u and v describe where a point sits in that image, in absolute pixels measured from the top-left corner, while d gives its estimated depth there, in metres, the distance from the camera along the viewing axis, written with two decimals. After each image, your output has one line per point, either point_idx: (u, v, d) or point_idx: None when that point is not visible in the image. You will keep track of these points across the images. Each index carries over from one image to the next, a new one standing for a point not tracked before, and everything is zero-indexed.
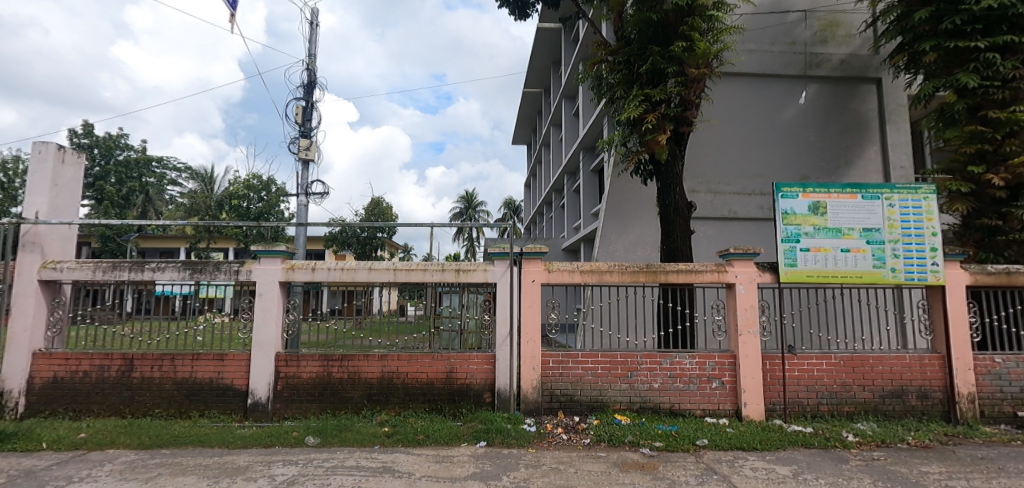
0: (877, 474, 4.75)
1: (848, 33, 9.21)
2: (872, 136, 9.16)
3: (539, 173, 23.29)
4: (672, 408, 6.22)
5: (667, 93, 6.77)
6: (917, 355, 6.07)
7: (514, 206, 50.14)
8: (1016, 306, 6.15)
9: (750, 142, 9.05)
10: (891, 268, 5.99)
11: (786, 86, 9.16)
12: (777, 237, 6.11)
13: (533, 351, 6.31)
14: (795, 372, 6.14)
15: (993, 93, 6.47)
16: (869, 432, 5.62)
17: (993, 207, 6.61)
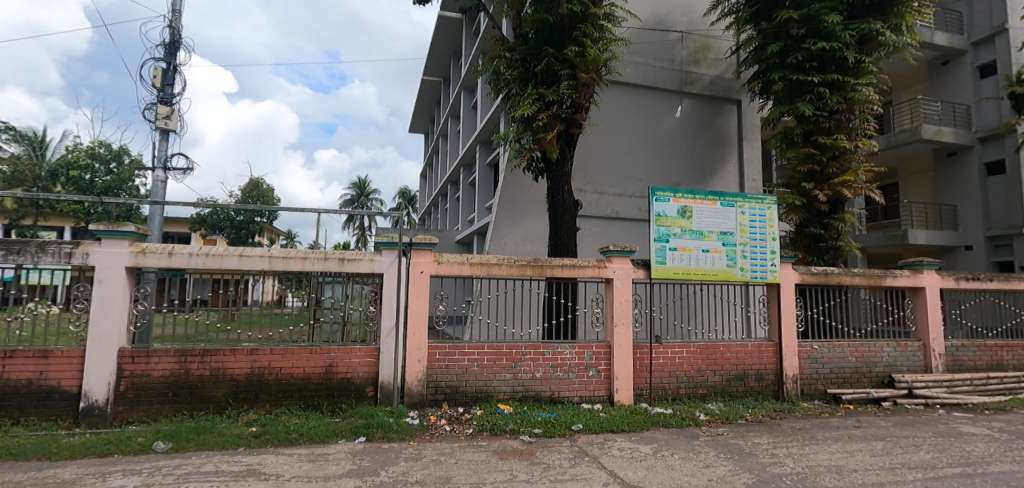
0: (720, 448, 5.42)
1: (717, 57, 10.33)
2: (732, 150, 10.37)
3: (435, 164, 22.99)
4: (552, 396, 6.52)
5: (560, 94, 7.05)
6: (757, 343, 7.01)
7: (409, 196, 49.09)
8: (831, 301, 7.32)
9: (633, 148, 9.75)
10: (740, 268, 6.84)
11: (665, 99, 10.00)
12: (650, 237, 6.68)
13: (419, 343, 6.22)
14: (660, 359, 6.76)
15: (822, 122, 7.65)
16: (717, 411, 6.39)
17: (818, 218, 7.83)
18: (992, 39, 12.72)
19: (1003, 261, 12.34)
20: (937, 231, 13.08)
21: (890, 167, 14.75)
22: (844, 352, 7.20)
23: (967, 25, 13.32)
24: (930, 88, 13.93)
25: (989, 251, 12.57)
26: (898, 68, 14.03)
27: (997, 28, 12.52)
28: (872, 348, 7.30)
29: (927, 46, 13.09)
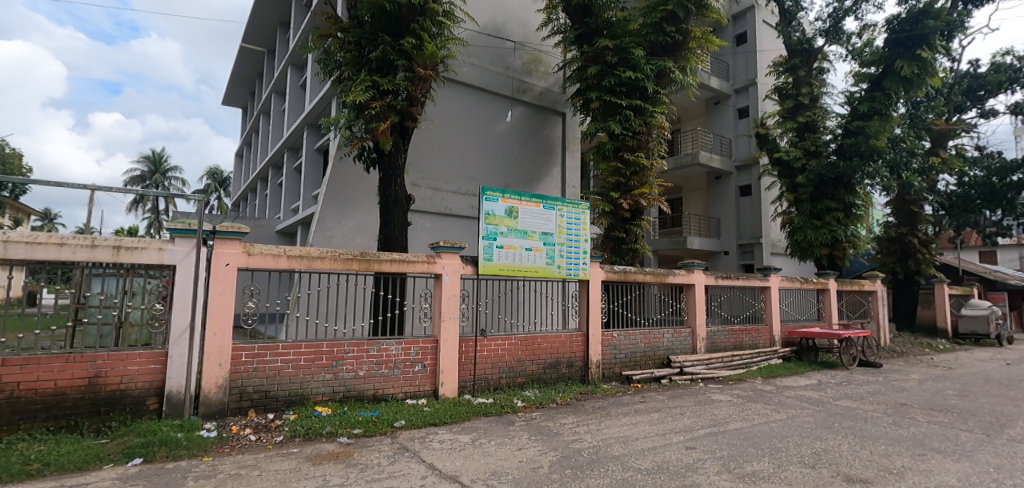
0: (532, 431, 5.90)
1: (546, 70, 11.20)
2: (556, 158, 11.34)
3: (254, 144, 20.53)
4: (376, 394, 6.34)
5: (395, 85, 6.89)
6: (568, 333, 7.79)
7: (221, 177, 43.00)
8: (628, 296, 8.51)
9: (468, 147, 10.02)
10: (558, 265, 7.53)
11: (499, 104, 10.49)
12: (479, 234, 6.94)
13: (221, 345, 5.48)
14: (484, 352, 7.08)
15: (628, 141, 8.83)
16: (532, 397, 6.94)
17: (622, 224, 9.03)
18: (746, 89, 16.21)
19: (747, 264, 15.91)
20: (707, 238, 16.19)
21: (677, 184, 17.73)
22: (636, 338, 8.43)
23: (731, 75, 16.72)
24: (707, 122, 17.12)
25: (739, 255, 16.00)
26: (684, 102, 16.91)
27: (750, 81, 15.99)
28: (657, 335, 8.68)
29: (706, 87, 16.06)
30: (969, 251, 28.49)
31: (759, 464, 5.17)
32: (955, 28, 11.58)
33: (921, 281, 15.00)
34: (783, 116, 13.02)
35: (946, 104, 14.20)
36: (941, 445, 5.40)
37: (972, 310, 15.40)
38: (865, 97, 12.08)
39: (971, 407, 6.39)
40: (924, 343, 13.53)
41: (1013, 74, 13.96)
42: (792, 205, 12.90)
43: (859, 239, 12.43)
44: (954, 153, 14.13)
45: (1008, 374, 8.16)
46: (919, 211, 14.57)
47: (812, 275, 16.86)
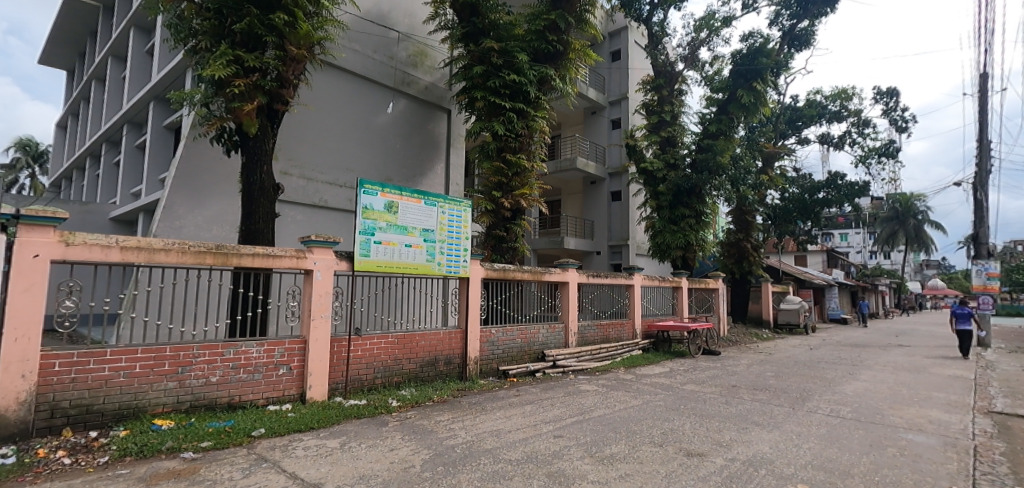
0: (406, 430, 5.79)
1: (432, 65, 11.12)
2: (441, 154, 11.28)
3: (83, 114, 17.40)
4: (231, 402, 5.74)
5: (263, 63, 6.31)
6: (447, 330, 7.80)
7: (36, 152, 35.75)
8: (506, 293, 8.76)
9: (347, 137, 9.55)
10: (438, 262, 7.52)
11: (382, 94, 10.16)
12: (355, 229, 6.64)
13: (24, 353, 4.54)
14: (358, 351, 6.79)
15: (510, 142, 9.08)
16: (408, 397, 6.81)
17: (503, 223, 9.25)
18: (619, 102, 17.62)
19: (616, 263, 17.34)
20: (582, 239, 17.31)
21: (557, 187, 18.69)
22: (513, 334, 8.70)
23: (607, 87, 18.03)
24: (585, 130, 18.28)
25: (609, 255, 17.38)
26: (565, 109, 17.84)
27: (622, 95, 17.42)
28: (533, 331, 9.05)
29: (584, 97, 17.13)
30: (788, 255, 34.13)
31: (617, 446, 5.65)
32: (782, 67, 13.74)
33: (752, 280, 17.52)
34: (649, 130, 14.37)
35: (774, 130, 16.80)
36: (759, 418, 6.38)
37: (787, 304, 18.43)
38: (714, 119, 13.81)
39: (782, 386, 7.65)
40: (753, 333, 15.93)
41: (821, 109, 16.86)
42: (654, 210, 14.32)
43: (707, 243, 14.15)
44: (779, 172, 16.77)
45: (809, 357, 9.91)
46: (753, 221, 17.07)
47: (668, 273, 18.90)
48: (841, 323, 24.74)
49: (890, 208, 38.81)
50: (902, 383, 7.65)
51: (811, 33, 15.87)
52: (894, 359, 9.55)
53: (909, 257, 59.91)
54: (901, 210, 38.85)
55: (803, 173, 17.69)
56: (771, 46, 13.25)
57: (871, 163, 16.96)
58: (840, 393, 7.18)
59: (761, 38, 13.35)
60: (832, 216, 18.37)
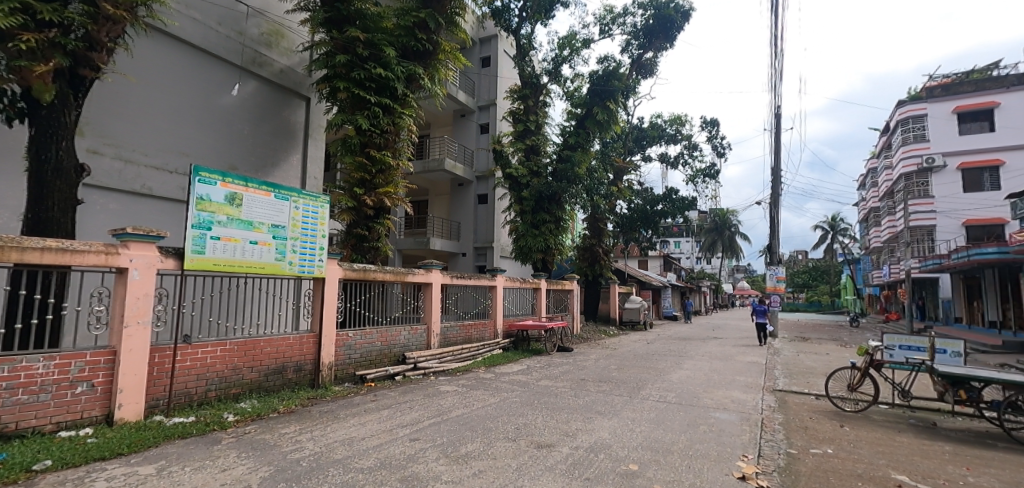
0: (242, 447, 5.22)
1: (289, 47, 10.26)
2: (297, 144, 10.46)
3: None
4: (2, 432, 4.59)
5: (64, 18, 5.25)
6: (298, 335, 7.23)
7: None
8: (366, 295, 8.43)
9: (181, 116, 8.39)
10: (289, 262, 6.99)
11: (228, 72, 9.12)
12: (187, 222, 5.83)
13: None
14: (186, 362, 5.95)
15: (375, 138, 8.77)
16: (248, 409, 6.14)
17: (365, 221, 8.96)
18: (488, 107, 18.05)
19: (480, 265, 17.80)
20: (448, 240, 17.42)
21: (425, 187, 18.54)
22: (372, 337, 8.38)
23: (477, 92, 18.36)
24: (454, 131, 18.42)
25: (474, 257, 17.79)
26: (434, 110, 17.76)
27: (491, 101, 17.90)
28: (393, 333, 8.82)
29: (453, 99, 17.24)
30: (633, 259, 38.22)
31: (472, 445, 5.75)
32: (630, 90, 15.34)
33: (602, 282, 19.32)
34: (515, 137, 15.00)
35: (623, 147, 18.71)
36: (601, 408, 7.01)
37: (631, 304, 20.66)
38: (573, 132, 14.94)
39: (622, 377, 8.51)
40: (601, 330, 17.57)
41: (661, 132, 19.13)
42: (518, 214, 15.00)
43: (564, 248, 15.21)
44: (627, 185, 18.70)
45: (645, 350, 11.19)
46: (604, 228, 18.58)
47: (529, 275, 19.96)
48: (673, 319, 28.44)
49: (712, 221, 45.72)
50: (713, 369, 9.02)
51: (654, 64, 17.98)
52: (710, 350, 11.24)
53: (725, 263, 71.14)
54: (719, 223, 45.83)
55: (646, 187, 19.90)
56: (622, 71, 14.73)
57: (697, 181, 19.76)
58: (667, 381, 8.21)
59: (614, 62, 14.75)
60: (668, 225, 20.98)
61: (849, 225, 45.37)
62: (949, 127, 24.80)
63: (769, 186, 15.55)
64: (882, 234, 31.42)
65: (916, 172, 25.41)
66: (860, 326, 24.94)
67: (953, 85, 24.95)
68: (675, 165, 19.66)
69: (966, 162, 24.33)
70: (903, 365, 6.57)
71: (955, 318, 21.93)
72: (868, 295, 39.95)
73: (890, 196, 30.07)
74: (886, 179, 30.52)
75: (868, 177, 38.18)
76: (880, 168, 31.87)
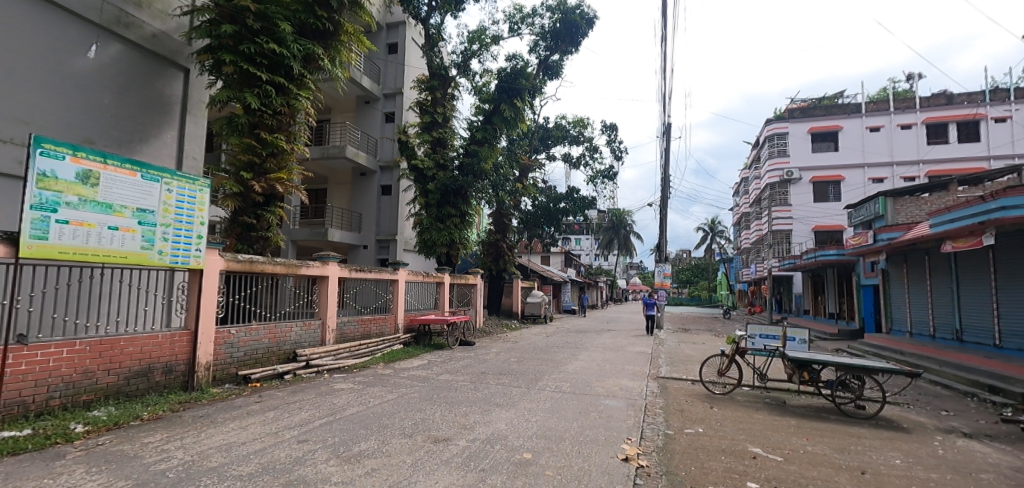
0: (94, 461, 4.56)
1: (165, 11, 9.14)
2: (172, 120, 9.37)
3: None
4: None
5: None
6: (168, 333, 6.47)
7: None
8: (253, 288, 7.79)
9: (19, 76, 7.12)
10: (158, 251, 6.26)
11: (83, 31, 7.92)
12: (24, 202, 4.95)
13: None
14: (21, 366, 5.03)
15: (266, 119, 8.13)
16: (103, 418, 5.36)
17: (253, 208, 8.36)
18: (394, 96, 17.52)
19: (382, 258, 17.40)
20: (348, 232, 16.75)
21: (324, 175, 17.57)
22: (259, 334, 7.77)
23: (382, 79, 17.74)
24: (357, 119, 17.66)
25: (376, 250, 17.34)
26: (335, 94, 16.84)
27: (397, 90, 17.42)
28: (283, 329, 8.26)
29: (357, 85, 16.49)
30: (537, 255, 39.42)
31: (366, 443, 5.56)
32: (537, 90, 15.78)
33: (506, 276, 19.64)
34: (421, 129, 14.74)
35: (528, 145, 19.19)
36: (500, 400, 7.15)
37: (533, 298, 21.33)
38: (480, 127, 15.02)
39: (522, 369, 8.74)
40: (503, 323, 18.02)
41: (565, 132, 19.87)
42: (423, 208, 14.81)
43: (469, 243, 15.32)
44: (532, 182, 19.21)
45: (544, 342, 11.60)
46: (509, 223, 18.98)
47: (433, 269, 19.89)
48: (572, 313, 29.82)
49: (610, 220, 48.60)
50: (606, 359, 9.60)
51: (560, 66, 18.57)
52: (602, 341, 11.94)
53: (620, 260, 76.01)
54: (616, 223, 48.84)
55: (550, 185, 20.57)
56: (529, 71, 15.09)
57: (597, 182, 20.83)
58: (563, 372, 8.58)
59: (521, 61, 15.08)
60: (570, 223, 21.89)
61: (725, 228, 50.69)
62: (805, 145, 28.68)
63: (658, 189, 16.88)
64: (751, 237, 35.54)
65: (779, 183, 29.03)
66: (731, 318, 28.00)
67: (808, 109, 28.88)
68: (578, 166, 20.56)
69: (817, 176, 28.29)
70: (762, 351, 7.45)
71: (805, 310, 25.48)
72: (739, 290, 45.00)
73: (758, 203, 34.09)
74: (755, 187, 34.54)
75: (741, 186, 42.92)
76: (752, 178, 35.99)
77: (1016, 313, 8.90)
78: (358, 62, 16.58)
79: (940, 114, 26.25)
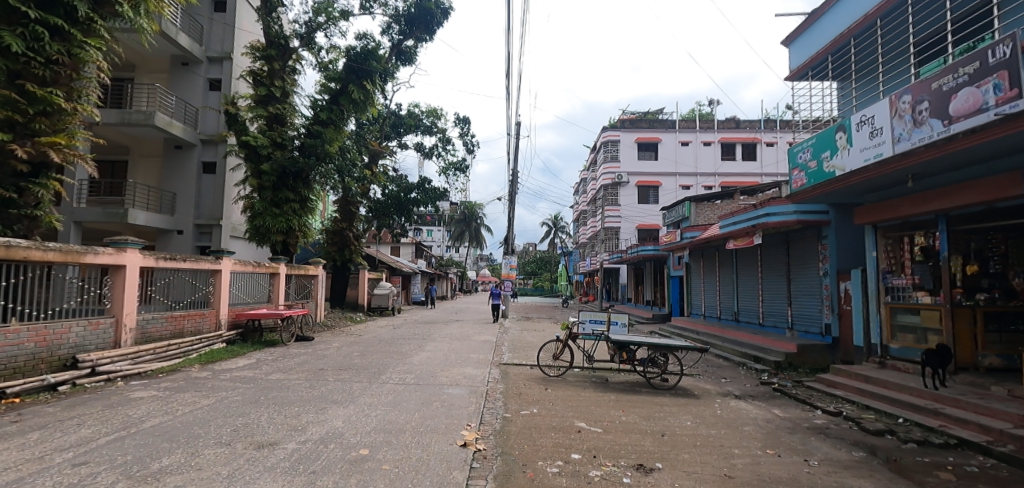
0: None
1: None
2: None
3: None
4: None
5: None
6: None
7: None
8: (11, 280, 6.13)
9: None
10: None
11: None
12: None
13: None
14: None
15: (34, 68, 6.48)
16: None
17: (13, 179, 6.63)
18: (221, 61, 15.44)
19: (202, 246, 15.31)
20: (156, 214, 14.34)
21: (124, 145, 14.70)
22: (20, 337, 6.10)
23: (205, 39, 15.41)
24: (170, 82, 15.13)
25: (194, 236, 15.21)
26: (139, 49, 14.15)
27: (225, 54, 15.36)
28: (58, 331, 6.65)
29: (172, 42, 14.09)
30: (386, 246, 38.33)
31: (170, 457, 4.78)
32: (388, 74, 15.30)
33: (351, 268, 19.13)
34: (255, 102, 13.24)
35: (378, 130, 18.50)
36: (338, 397, 6.77)
37: (380, 290, 20.72)
38: (325, 107, 14.00)
39: (364, 363, 8.42)
40: (346, 316, 17.26)
41: (418, 121, 19.55)
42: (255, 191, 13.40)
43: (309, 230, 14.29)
44: (382, 170, 18.60)
45: (390, 335, 11.30)
46: (355, 212, 18.58)
47: (267, 259, 18.05)
48: (421, 305, 29.71)
49: (463, 213, 49.46)
50: (452, 349, 9.75)
51: (414, 53, 18.23)
52: (450, 332, 12.06)
53: (471, 253, 77.80)
54: (468, 215, 49.81)
55: (401, 174, 20.12)
56: (381, 53, 14.57)
57: (450, 174, 20.96)
58: (408, 364, 8.48)
59: (373, 42, 14.48)
60: (422, 214, 21.69)
61: (566, 225, 55.21)
62: (632, 153, 32.51)
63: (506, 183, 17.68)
64: (587, 232, 39.39)
65: (612, 185, 32.52)
66: (570, 307, 30.67)
67: (636, 121, 32.80)
68: (430, 156, 20.42)
69: (641, 181, 32.32)
70: (591, 335, 8.27)
71: (628, 298, 29.12)
72: (576, 281, 49.49)
73: (593, 203, 37.78)
74: (591, 188, 38.21)
75: (580, 187, 47.11)
76: (590, 180, 39.71)
77: (773, 297, 11.28)
78: (173, 15, 14.18)
79: (731, 135, 32.00)
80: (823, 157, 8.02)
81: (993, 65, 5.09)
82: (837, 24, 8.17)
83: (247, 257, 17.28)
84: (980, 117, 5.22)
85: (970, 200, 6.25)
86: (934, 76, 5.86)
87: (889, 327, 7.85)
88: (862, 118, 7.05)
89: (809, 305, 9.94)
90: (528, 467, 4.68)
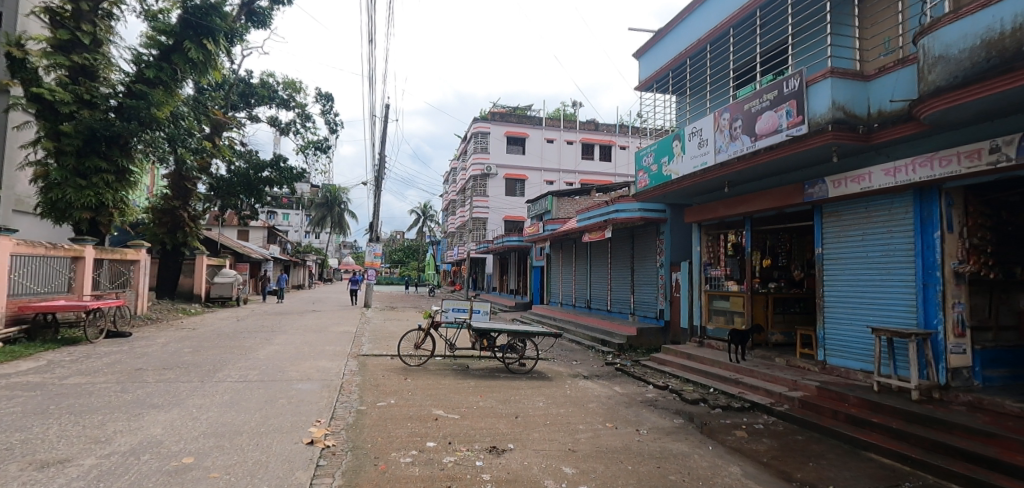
0: None
1: None
2: None
3: None
4: None
5: None
6: None
7: None
8: None
9: None
10: None
11: None
12: None
13: None
14: None
15: None
16: None
17: None
18: None
19: None
20: None
21: None
22: None
23: None
24: None
25: None
26: None
27: None
28: None
29: None
30: (231, 228, 34.43)
31: None
32: (234, 35, 13.63)
33: (185, 252, 16.87)
34: (52, 48, 10.91)
35: (222, 97, 16.44)
36: (159, 400, 5.87)
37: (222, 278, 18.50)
38: (152, 63, 11.89)
39: (196, 361, 7.47)
40: (180, 307, 15.20)
41: (272, 93, 17.72)
42: (50, 155, 11.05)
43: (126, 207, 12.36)
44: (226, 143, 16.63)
45: (232, 328, 10.17)
46: (192, 189, 16.30)
47: (66, 239, 14.99)
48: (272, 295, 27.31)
49: (324, 196, 46.33)
50: (304, 342, 9.09)
51: (269, 15, 16.48)
52: (303, 323, 11.23)
53: (333, 239, 73.51)
54: (330, 199, 46.84)
55: (250, 149, 18.08)
56: (226, 10, 13.00)
57: (310, 154, 19.46)
58: (251, 360, 7.71)
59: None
60: (276, 196, 19.80)
61: (436, 213, 54.99)
62: (502, 146, 33.42)
63: (372, 167, 16.98)
64: (456, 222, 39.72)
65: (480, 176, 33.08)
66: (435, 295, 30.69)
67: (505, 115, 33.68)
68: (287, 132, 18.71)
69: (509, 174, 33.40)
70: (453, 323, 8.30)
71: (493, 287, 30.05)
72: (442, 269, 49.65)
73: (462, 193, 38.13)
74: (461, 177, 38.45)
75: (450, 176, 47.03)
76: (460, 169, 39.81)
77: (620, 286, 12.47)
78: None
79: (591, 137, 34.60)
80: (663, 162, 9.04)
81: (788, 94, 6.16)
82: (677, 43, 9.23)
83: (38, 236, 14.20)
84: (777, 136, 6.31)
85: (767, 205, 7.56)
86: (746, 98, 6.90)
87: (707, 311, 9.17)
88: (693, 129, 8.07)
89: (648, 293, 11.18)
90: (380, 459, 4.53)
